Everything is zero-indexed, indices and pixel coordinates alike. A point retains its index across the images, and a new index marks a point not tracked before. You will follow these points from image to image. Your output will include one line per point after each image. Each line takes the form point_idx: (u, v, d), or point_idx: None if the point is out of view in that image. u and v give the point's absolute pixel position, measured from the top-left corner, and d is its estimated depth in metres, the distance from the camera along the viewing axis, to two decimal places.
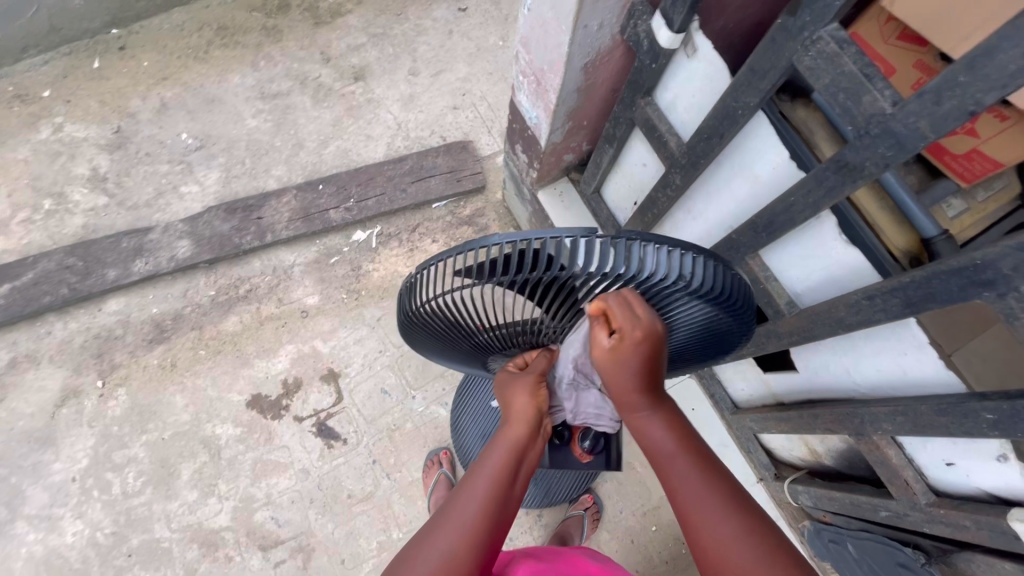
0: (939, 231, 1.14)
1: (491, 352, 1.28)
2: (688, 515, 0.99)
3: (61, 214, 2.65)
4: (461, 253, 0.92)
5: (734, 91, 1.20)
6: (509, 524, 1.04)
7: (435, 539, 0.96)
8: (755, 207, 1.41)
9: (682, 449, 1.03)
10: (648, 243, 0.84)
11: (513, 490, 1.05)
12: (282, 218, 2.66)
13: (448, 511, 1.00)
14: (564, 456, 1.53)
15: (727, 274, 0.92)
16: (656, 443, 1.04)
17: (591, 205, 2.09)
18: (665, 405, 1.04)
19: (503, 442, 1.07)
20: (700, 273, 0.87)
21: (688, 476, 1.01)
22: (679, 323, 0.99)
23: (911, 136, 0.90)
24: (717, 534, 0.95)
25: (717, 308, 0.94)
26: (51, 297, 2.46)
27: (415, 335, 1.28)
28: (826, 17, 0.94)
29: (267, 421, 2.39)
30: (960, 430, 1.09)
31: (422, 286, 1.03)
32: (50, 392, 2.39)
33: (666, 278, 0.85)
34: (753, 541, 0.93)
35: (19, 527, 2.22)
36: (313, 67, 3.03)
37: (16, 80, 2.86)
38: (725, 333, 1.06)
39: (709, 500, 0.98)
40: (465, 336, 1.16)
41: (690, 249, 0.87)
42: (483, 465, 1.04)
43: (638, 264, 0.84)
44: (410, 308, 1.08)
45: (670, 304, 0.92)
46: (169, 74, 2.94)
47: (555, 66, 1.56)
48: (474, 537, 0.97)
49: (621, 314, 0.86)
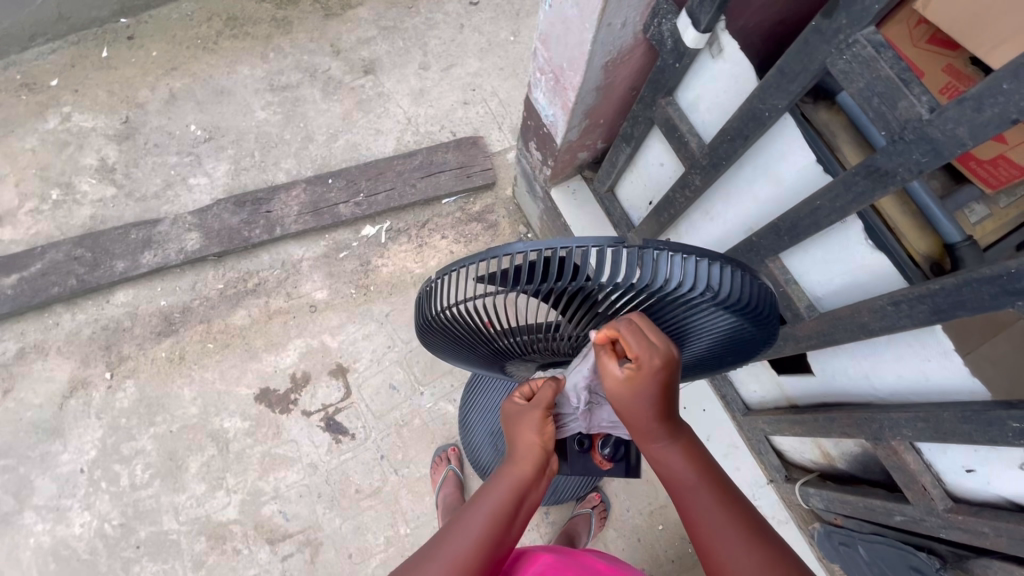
0: (962, 237, 1.15)
1: (508, 357, 1.26)
2: (705, 546, 0.97)
3: (68, 205, 2.64)
4: (484, 260, 0.91)
5: (761, 93, 1.18)
6: (502, 560, 1.03)
7: (429, 566, 0.97)
8: (777, 210, 1.40)
9: (703, 480, 1.00)
10: (675, 254, 0.83)
11: (512, 528, 1.03)
12: (291, 212, 2.65)
13: (447, 537, 0.99)
14: (584, 464, 1.44)
15: (753, 284, 0.91)
16: (674, 473, 1.00)
17: (604, 204, 2.07)
18: (683, 434, 1.00)
19: (506, 479, 1.03)
20: (727, 284, 0.86)
21: (709, 509, 0.98)
22: (703, 331, 0.98)
23: (948, 143, 0.89)
24: (736, 566, 0.94)
25: (744, 318, 0.93)
26: (59, 288, 2.45)
27: (433, 340, 1.27)
28: (863, 21, 0.93)
29: (275, 415, 2.39)
30: (983, 437, 1.09)
31: (442, 292, 1.02)
32: (58, 383, 2.38)
33: (694, 289, 0.84)
34: (773, 573, 0.93)
35: (26, 517, 2.22)
36: (323, 59, 3.01)
37: (23, 69, 2.83)
38: (748, 341, 1.05)
39: (729, 529, 0.96)
40: (485, 342, 1.15)
41: (718, 259, 0.86)
42: (482, 500, 1.02)
43: (664, 276, 0.83)
44: (431, 314, 1.07)
45: (696, 314, 0.91)
46: (178, 65, 2.92)
47: (576, 64, 1.54)
48: (469, 570, 0.97)
49: (635, 342, 0.86)
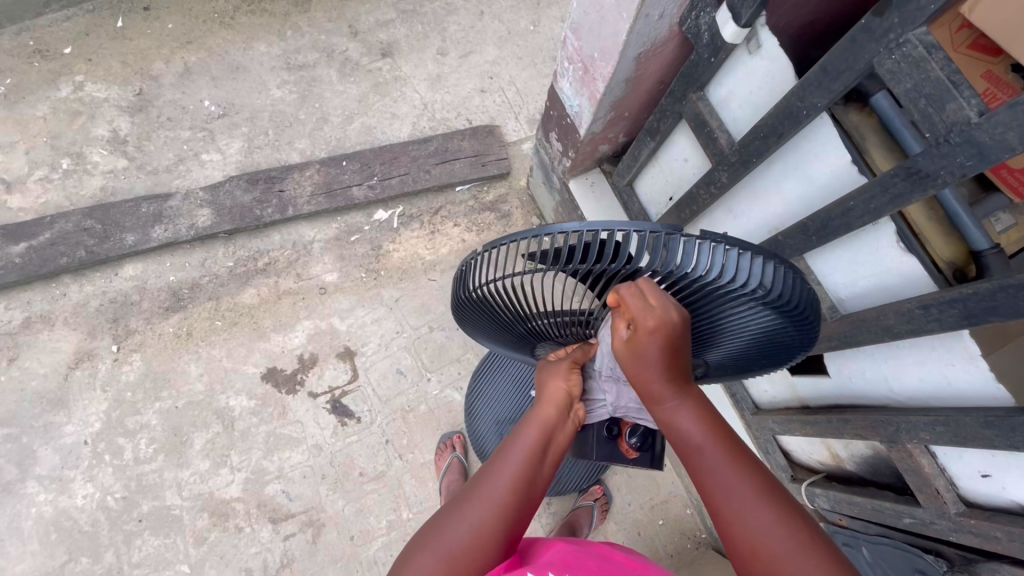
0: (990, 244, 1.16)
1: (539, 339, 1.27)
2: (716, 506, 0.95)
3: (79, 174, 2.61)
4: (537, 236, 0.92)
5: (800, 91, 1.18)
6: (536, 502, 1.03)
7: (461, 515, 0.98)
8: (805, 211, 1.40)
9: (712, 438, 0.97)
10: (731, 248, 0.85)
11: (541, 471, 1.04)
12: (304, 192, 2.63)
13: (479, 484, 1.01)
14: (611, 449, 1.50)
15: (800, 286, 0.92)
16: (683, 432, 0.97)
17: (622, 198, 2.05)
18: (693, 392, 0.97)
19: (535, 421, 1.07)
20: (777, 283, 0.87)
21: (721, 468, 0.95)
22: (743, 330, 0.99)
23: (996, 147, 0.89)
24: (749, 523, 0.91)
25: (787, 320, 0.94)
26: (67, 258, 2.42)
27: (465, 316, 1.27)
28: (917, 20, 0.93)
29: (281, 395, 2.39)
30: (1005, 443, 1.10)
31: (487, 266, 1.04)
32: (64, 353, 2.37)
33: (746, 285, 0.85)
34: (788, 530, 0.90)
35: (28, 487, 2.21)
36: (340, 40, 2.98)
37: (36, 35, 2.78)
38: (784, 345, 1.05)
39: (741, 489, 0.93)
40: (521, 320, 1.16)
41: (770, 258, 0.88)
42: (511, 447, 1.04)
43: (720, 268, 0.84)
44: (472, 289, 1.08)
45: (742, 311, 0.92)
46: (194, 39, 2.88)
47: (608, 54, 1.54)
48: (505, 512, 0.98)
49: (634, 304, 0.84)
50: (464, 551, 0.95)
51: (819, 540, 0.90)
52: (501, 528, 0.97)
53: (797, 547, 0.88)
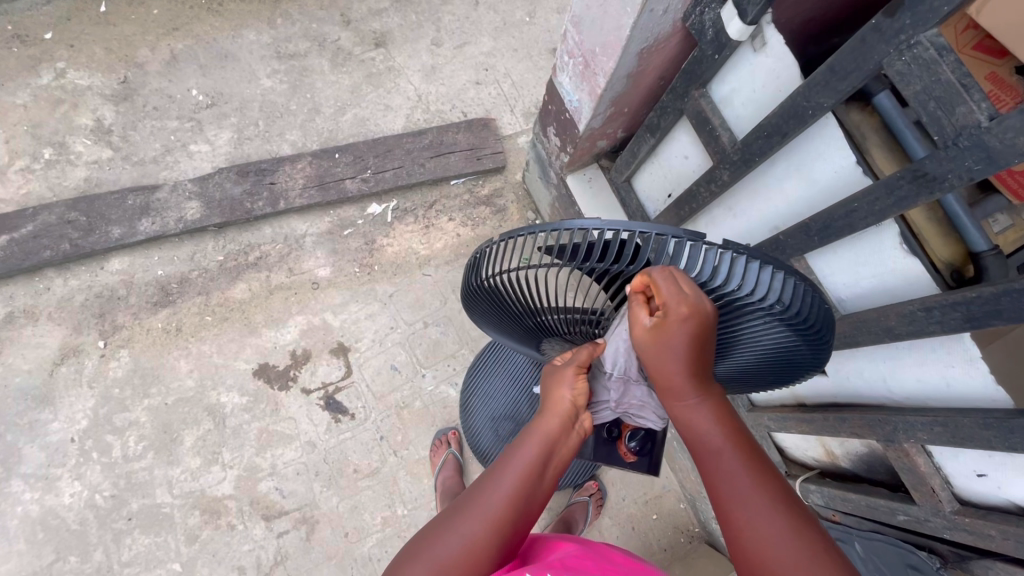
0: (989, 246, 1.14)
1: (546, 334, 1.29)
2: (730, 513, 0.94)
3: (62, 165, 2.53)
4: (555, 231, 0.92)
5: (806, 91, 1.17)
6: (534, 514, 1.02)
7: (458, 525, 0.97)
8: (807, 211, 1.40)
9: (731, 442, 0.96)
10: (752, 261, 0.86)
11: (540, 483, 1.02)
12: (296, 185, 2.58)
13: (475, 496, 1.00)
14: (608, 451, 1.48)
15: (817, 303, 0.93)
16: (701, 433, 0.96)
17: (620, 194, 2.04)
18: (713, 393, 0.96)
19: (537, 434, 1.03)
20: (795, 301, 0.88)
21: (737, 473, 0.94)
22: (755, 343, 0.99)
23: (1006, 152, 0.88)
24: (762, 533, 0.91)
25: (800, 338, 0.93)
26: (51, 252, 2.36)
27: (476, 307, 1.29)
28: (929, 22, 0.92)
29: (273, 391, 2.36)
30: (1003, 444, 1.11)
31: (501, 257, 1.04)
32: (48, 349, 2.31)
33: (762, 299, 0.86)
34: (801, 542, 0.89)
35: (13, 486, 2.16)
36: (332, 29, 2.91)
37: (14, 19, 2.68)
38: (796, 362, 1.05)
39: (755, 496, 0.93)
40: (530, 313, 1.18)
41: (788, 272, 0.88)
42: (511, 460, 1.02)
43: (737, 281, 0.85)
44: (484, 278, 1.09)
45: (756, 324, 0.93)
46: (180, 25, 2.80)
47: (610, 49, 1.52)
48: (497, 527, 0.97)
49: (666, 288, 0.82)
50: (458, 563, 0.94)
51: (833, 552, 0.89)
52: (496, 540, 0.97)
53: (809, 556, 0.87)
